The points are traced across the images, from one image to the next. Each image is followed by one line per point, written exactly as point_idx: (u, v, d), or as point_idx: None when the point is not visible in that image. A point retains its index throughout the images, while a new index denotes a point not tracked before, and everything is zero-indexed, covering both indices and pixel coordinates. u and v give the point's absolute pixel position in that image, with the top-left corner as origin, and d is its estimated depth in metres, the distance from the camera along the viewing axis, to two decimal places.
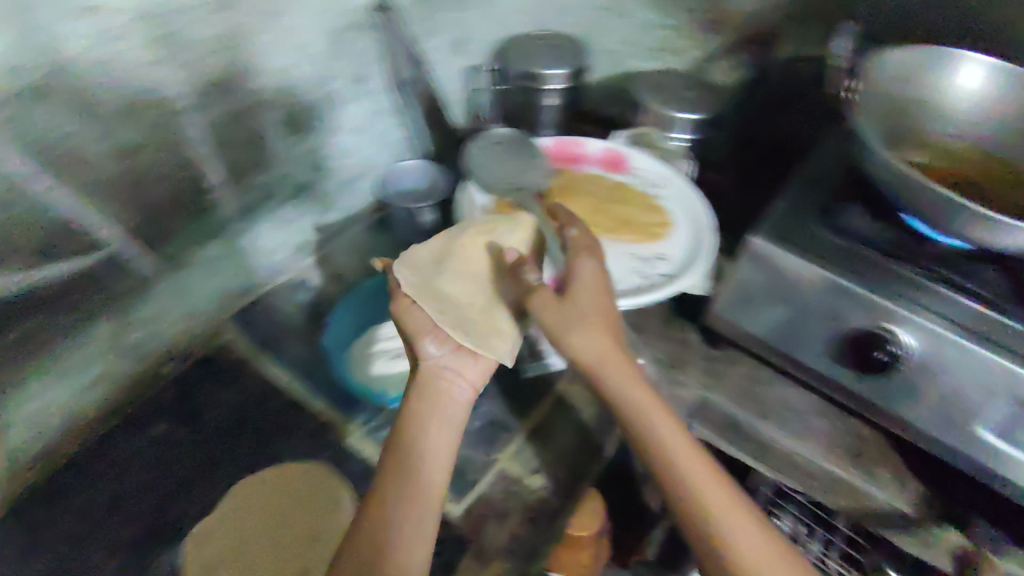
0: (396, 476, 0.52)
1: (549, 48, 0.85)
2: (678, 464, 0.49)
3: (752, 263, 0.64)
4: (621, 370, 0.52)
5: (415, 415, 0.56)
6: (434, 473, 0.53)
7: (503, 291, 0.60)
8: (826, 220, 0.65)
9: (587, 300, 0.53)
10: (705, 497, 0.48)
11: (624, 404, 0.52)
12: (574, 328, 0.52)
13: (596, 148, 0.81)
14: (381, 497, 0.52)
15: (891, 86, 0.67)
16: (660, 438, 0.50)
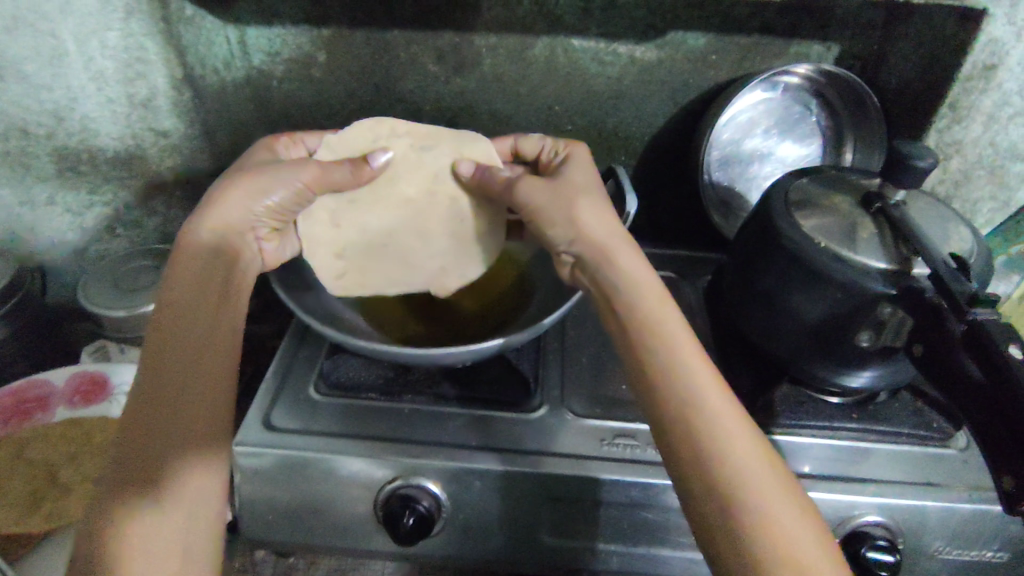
0: (193, 417, 0.45)
1: None
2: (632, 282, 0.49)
3: (256, 473, 0.55)
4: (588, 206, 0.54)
5: (221, 354, 0.48)
6: (221, 423, 0.46)
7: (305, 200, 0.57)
8: (321, 382, 0.61)
9: (574, 173, 0.57)
10: (667, 325, 0.47)
11: (598, 239, 0.51)
12: (574, 202, 0.53)
13: (59, 382, 0.65)
14: (164, 444, 0.43)
15: None
16: (623, 259, 0.51)
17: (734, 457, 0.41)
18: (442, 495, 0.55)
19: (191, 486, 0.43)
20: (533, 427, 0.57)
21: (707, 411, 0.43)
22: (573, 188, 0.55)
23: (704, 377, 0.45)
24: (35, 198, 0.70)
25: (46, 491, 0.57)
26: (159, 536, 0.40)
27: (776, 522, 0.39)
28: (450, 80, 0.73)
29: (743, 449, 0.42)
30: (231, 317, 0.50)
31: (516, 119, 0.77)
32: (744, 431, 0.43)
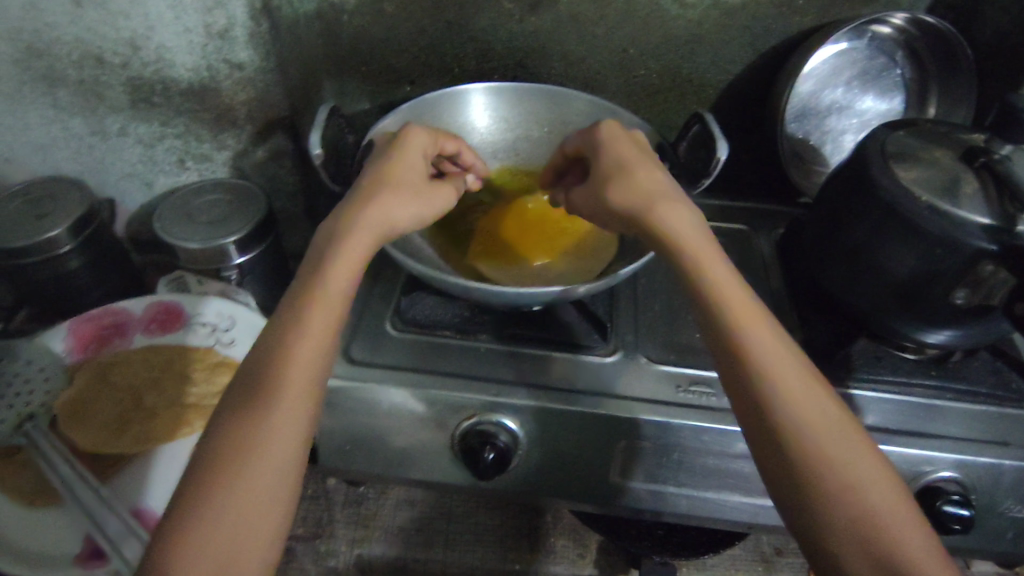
0: (278, 411, 0.38)
1: (30, 209, 0.68)
2: (703, 264, 0.45)
3: (336, 405, 0.56)
4: (647, 190, 0.48)
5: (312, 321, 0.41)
6: (299, 408, 0.38)
7: (419, 192, 0.49)
8: (398, 317, 0.61)
9: (618, 152, 0.51)
10: (746, 313, 0.43)
11: (664, 232, 0.46)
12: (633, 172, 0.49)
13: (137, 310, 0.66)
14: (255, 434, 0.37)
15: None
16: (698, 243, 0.46)
17: (822, 455, 0.39)
18: (517, 431, 0.55)
19: (263, 486, 0.36)
20: (608, 370, 0.58)
21: (793, 413, 0.40)
22: (622, 171, 0.50)
23: (782, 371, 0.41)
24: (108, 127, 0.71)
25: (134, 416, 0.59)
26: (224, 527, 0.34)
27: (875, 518, 0.37)
28: (523, 18, 0.71)
29: (839, 443, 0.39)
30: (333, 314, 0.42)
31: (588, 62, 0.74)
32: (838, 424, 0.40)
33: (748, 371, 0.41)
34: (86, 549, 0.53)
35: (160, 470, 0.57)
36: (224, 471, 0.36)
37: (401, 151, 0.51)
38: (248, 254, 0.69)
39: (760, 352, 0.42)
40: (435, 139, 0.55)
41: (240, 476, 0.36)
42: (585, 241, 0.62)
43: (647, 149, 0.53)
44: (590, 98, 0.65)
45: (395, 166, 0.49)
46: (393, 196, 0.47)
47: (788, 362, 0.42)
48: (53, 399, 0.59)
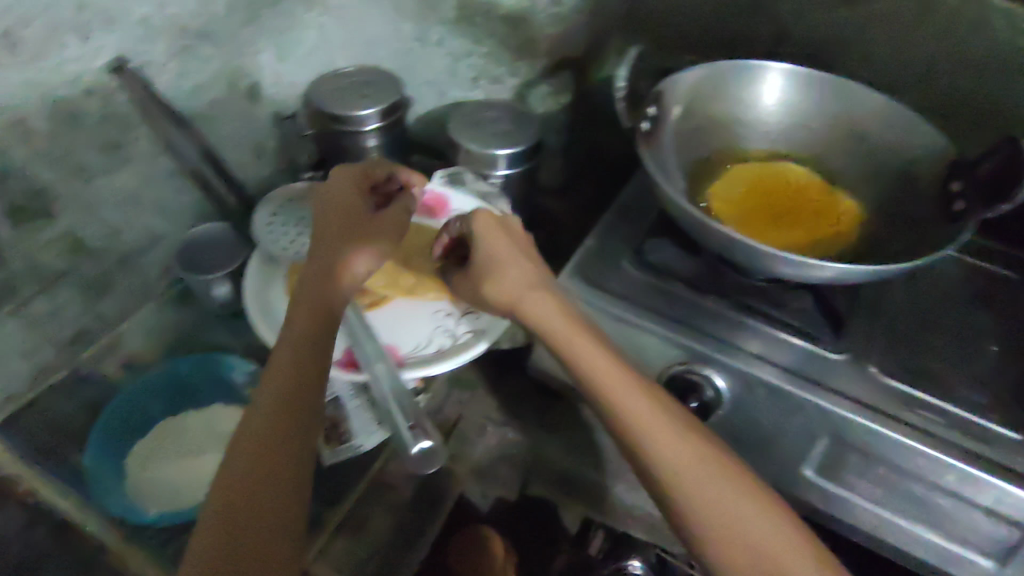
0: (283, 389, 0.49)
1: (355, 86, 0.82)
2: (571, 347, 0.51)
3: None
4: (515, 282, 0.54)
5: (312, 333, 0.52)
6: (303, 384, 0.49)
7: (364, 234, 0.58)
8: (636, 257, 0.64)
9: (496, 247, 0.57)
10: (617, 385, 0.49)
11: (552, 329, 0.52)
12: (507, 263, 0.56)
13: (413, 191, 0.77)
14: (278, 440, 0.47)
15: (687, 111, 0.66)
16: (565, 327, 0.52)
17: (700, 512, 0.43)
18: (726, 388, 0.57)
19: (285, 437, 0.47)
20: (831, 365, 0.57)
21: (716, 518, 0.43)
22: (495, 262, 0.56)
23: (693, 471, 0.45)
24: (428, 36, 0.83)
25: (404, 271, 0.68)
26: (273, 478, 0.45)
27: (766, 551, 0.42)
28: (839, 9, 0.70)
29: (715, 490, 0.44)
30: (307, 319, 0.53)
31: (890, 66, 0.71)
32: (716, 471, 0.45)
33: (626, 438, 0.47)
34: (345, 357, 0.60)
35: (412, 321, 0.64)
36: (240, 461, 0.46)
37: (347, 201, 0.59)
38: (514, 169, 0.77)
39: (676, 459, 0.45)
40: (358, 173, 0.61)
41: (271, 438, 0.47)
42: (845, 236, 0.61)
43: (512, 228, 0.60)
44: (893, 103, 0.63)
45: (340, 213, 0.59)
46: (334, 249, 0.56)
47: (706, 466, 0.45)
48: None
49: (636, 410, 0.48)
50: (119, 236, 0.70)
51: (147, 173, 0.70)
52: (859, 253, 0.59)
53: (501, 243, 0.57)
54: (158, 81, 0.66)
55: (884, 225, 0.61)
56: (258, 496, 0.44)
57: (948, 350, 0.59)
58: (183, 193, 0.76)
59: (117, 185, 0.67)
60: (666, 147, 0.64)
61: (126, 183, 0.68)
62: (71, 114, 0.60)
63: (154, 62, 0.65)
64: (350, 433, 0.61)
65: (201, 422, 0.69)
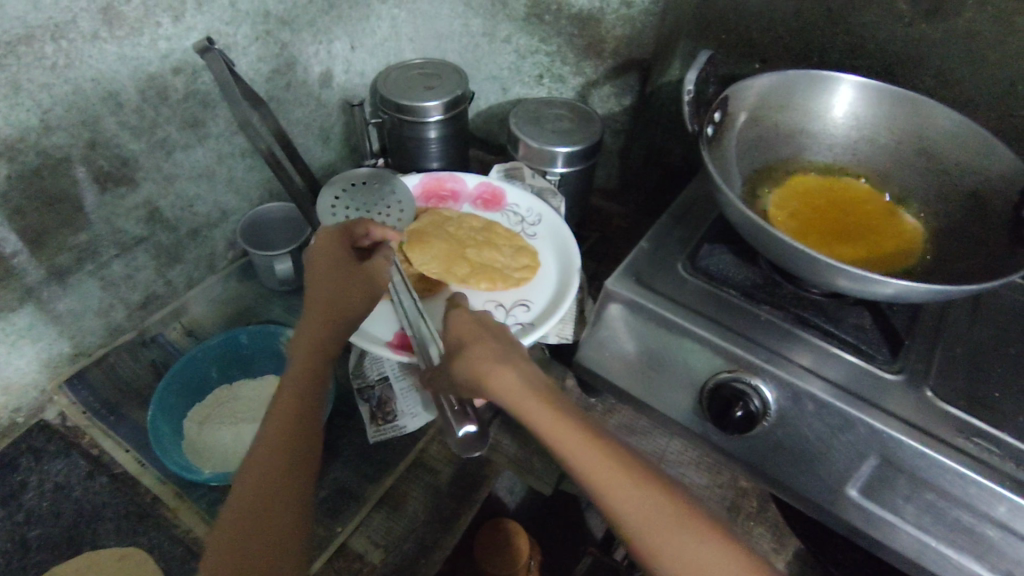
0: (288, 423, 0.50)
1: (421, 78, 0.84)
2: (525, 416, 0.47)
3: (614, 312, 0.62)
4: (481, 368, 0.49)
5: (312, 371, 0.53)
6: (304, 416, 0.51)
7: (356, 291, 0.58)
8: (690, 262, 0.64)
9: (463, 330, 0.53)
10: (572, 448, 0.45)
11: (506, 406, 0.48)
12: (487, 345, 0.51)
13: (471, 184, 0.79)
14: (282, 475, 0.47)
15: (751, 119, 0.65)
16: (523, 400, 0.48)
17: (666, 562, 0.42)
18: (772, 398, 0.56)
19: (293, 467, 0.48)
20: (885, 385, 0.56)
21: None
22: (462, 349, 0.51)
23: (662, 537, 0.43)
24: (496, 32, 0.84)
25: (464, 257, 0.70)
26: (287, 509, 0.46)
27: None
28: (919, 25, 0.68)
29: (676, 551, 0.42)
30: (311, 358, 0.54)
31: (969, 85, 0.69)
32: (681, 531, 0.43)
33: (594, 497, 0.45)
34: (395, 339, 0.63)
35: None
36: (258, 491, 0.47)
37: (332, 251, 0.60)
38: (572, 167, 0.77)
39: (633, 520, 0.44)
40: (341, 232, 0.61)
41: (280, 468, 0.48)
42: (907, 255, 0.60)
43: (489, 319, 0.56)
44: (963, 119, 0.61)
45: (323, 275, 0.58)
46: (331, 302, 0.57)
47: (664, 523, 0.43)
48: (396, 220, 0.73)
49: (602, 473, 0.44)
50: (192, 207, 0.74)
51: (224, 149, 0.73)
52: (922, 273, 0.58)
53: (465, 324, 0.53)
54: (239, 62, 0.70)
55: (951, 247, 0.59)
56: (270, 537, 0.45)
57: (1009, 379, 0.57)
58: (254, 171, 0.79)
59: (196, 159, 0.71)
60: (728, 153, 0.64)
61: (203, 158, 0.72)
62: (160, 88, 0.63)
63: (238, 44, 0.68)
64: (396, 413, 0.64)
65: (255, 391, 0.72)
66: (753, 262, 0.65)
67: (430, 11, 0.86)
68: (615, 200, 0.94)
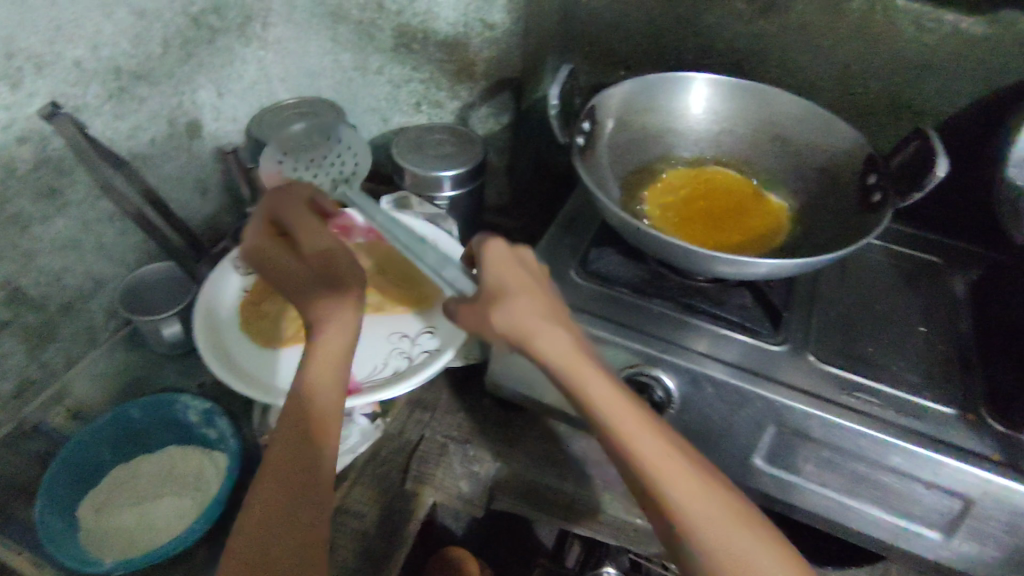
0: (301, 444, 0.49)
1: (296, 117, 0.82)
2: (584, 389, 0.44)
3: None
4: (532, 324, 0.44)
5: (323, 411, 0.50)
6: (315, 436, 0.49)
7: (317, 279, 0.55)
8: (582, 268, 0.66)
9: (506, 274, 0.47)
10: (632, 432, 0.43)
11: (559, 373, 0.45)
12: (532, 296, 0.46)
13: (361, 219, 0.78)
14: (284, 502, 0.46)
15: (617, 125, 0.68)
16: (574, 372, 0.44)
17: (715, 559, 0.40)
18: (676, 387, 0.59)
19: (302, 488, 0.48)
20: (774, 357, 0.59)
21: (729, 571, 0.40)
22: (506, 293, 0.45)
23: (711, 525, 0.40)
24: (367, 65, 0.84)
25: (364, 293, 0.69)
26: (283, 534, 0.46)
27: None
28: (757, 21, 0.74)
29: (727, 550, 0.40)
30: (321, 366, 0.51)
31: (807, 72, 0.76)
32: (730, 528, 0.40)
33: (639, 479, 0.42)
34: None
35: (365, 343, 0.65)
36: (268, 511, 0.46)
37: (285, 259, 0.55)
38: (459, 190, 0.78)
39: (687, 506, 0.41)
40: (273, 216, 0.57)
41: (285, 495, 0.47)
42: (775, 234, 0.64)
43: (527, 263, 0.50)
44: (806, 103, 0.66)
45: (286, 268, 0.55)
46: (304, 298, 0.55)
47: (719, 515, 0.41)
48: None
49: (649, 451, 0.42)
50: (61, 281, 0.69)
51: (88, 217, 0.69)
52: (788, 250, 0.62)
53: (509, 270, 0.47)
54: (94, 124, 0.66)
55: (811, 221, 0.64)
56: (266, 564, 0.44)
57: (878, 334, 0.63)
58: (127, 234, 0.75)
59: (57, 230, 0.66)
60: (601, 161, 0.66)
61: (67, 227, 0.67)
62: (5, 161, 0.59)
63: (89, 105, 0.65)
64: None
65: (157, 466, 0.68)
66: (641, 259, 0.68)
67: (297, 51, 0.85)
68: (509, 214, 0.95)
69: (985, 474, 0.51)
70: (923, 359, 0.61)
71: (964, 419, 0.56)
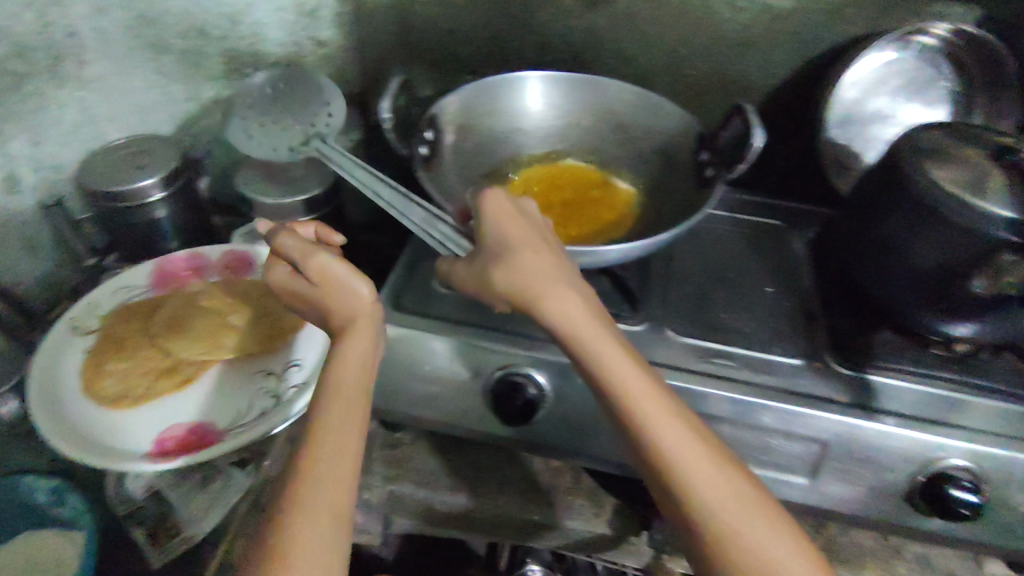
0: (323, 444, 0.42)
1: (127, 157, 0.77)
2: (603, 364, 0.43)
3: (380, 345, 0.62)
4: (535, 279, 0.45)
5: (343, 405, 0.45)
6: (337, 440, 0.43)
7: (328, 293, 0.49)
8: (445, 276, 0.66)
9: (510, 231, 0.46)
10: (656, 417, 0.42)
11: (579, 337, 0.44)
12: (527, 251, 0.46)
13: (212, 256, 0.73)
14: (323, 502, 0.40)
15: (461, 130, 0.68)
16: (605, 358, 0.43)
17: (720, 525, 0.40)
18: (546, 382, 0.59)
19: (321, 497, 0.40)
20: (637, 337, 0.61)
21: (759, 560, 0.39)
22: (510, 250, 0.46)
23: (737, 511, 0.40)
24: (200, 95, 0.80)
25: (219, 336, 0.64)
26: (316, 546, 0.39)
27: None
28: (585, 14, 0.76)
29: (743, 515, 0.40)
30: (356, 368, 0.47)
31: (640, 59, 0.78)
32: (733, 495, 0.40)
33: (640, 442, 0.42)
34: (155, 448, 0.56)
35: (227, 389, 0.61)
36: (290, 515, 0.39)
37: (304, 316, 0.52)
38: (314, 213, 0.75)
39: (708, 491, 0.40)
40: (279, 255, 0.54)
41: (312, 491, 0.40)
42: (625, 218, 0.66)
43: (531, 214, 0.48)
44: (636, 89, 0.69)
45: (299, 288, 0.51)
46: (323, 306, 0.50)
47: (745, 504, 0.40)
48: (123, 322, 0.66)
49: (668, 437, 0.42)
50: None
51: None
52: (638, 231, 0.64)
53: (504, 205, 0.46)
54: None
55: (656, 201, 0.67)
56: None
57: (731, 301, 0.66)
58: None
59: None
60: (448, 167, 0.66)
61: None
62: None
63: None
64: (181, 524, 0.58)
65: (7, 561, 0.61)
66: None
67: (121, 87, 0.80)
68: None
69: (833, 414, 0.55)
70: (772, 318, 0.65)
71: (810, 367, 0.60)
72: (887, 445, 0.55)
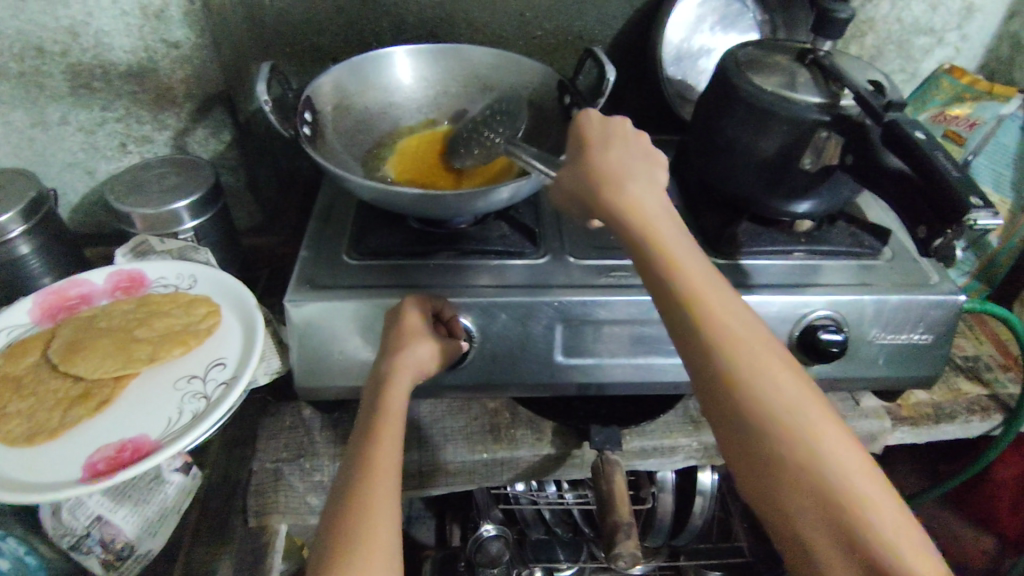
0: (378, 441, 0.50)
1: None
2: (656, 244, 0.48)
3: (299, 328, 0.62)
4: (622, 169, 0.51)
5: (386, 436, 0.51)
6: (390, 437, 0.51)
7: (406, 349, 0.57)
8: (352, 249, 0.68)
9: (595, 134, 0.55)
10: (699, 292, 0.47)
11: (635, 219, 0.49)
12: (616, 151, 0.53)
13: (99, 280, 0.70)
14: (381, 486, 0.48)
15: (337, 110, 0.70)
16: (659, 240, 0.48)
17: (764, 403, 0.44)
18: (472, 325, 0.63)
19: (381, 484, 0.48)
20: (543, 267, 0.67)
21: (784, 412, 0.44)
22: (595, 151, 0.53)
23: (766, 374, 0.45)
24: (47, 118, 0.75)
25: (130, 352, 0.61)
26: (384, 527, 0.46)
27: (814, 436, 0.43)
28: None
29: (785, 403, 0.44)
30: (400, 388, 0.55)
31: (492, 25, 0.84)
32: (765, 355, 0.45)
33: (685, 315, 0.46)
34: (87, 472, 0.53)
35: (148, 401, 0.59)
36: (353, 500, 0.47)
37: (383, 344, 0.59)
38: (200, 218, 0.74)
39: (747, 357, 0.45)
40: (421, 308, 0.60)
41: (377, 480, 0.48)
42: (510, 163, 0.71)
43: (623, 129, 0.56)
44: (494, 50, 0.75)
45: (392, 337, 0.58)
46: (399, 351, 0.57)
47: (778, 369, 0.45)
48: (11, 362, 0.62)
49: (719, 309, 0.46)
50: None
51: None
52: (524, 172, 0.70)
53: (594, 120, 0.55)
54: None
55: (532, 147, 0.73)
56: (361, 548, 0.45)
57: None
58: None
59: None
60: (332, 145, 0.68)
61: None
62: None
63: None
64: (130, 544, 0.57)
65: None
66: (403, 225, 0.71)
67: None
68: (266, 232, 0.92)
69: None
70: None
71: None
72: (767, 312, 0.65)
